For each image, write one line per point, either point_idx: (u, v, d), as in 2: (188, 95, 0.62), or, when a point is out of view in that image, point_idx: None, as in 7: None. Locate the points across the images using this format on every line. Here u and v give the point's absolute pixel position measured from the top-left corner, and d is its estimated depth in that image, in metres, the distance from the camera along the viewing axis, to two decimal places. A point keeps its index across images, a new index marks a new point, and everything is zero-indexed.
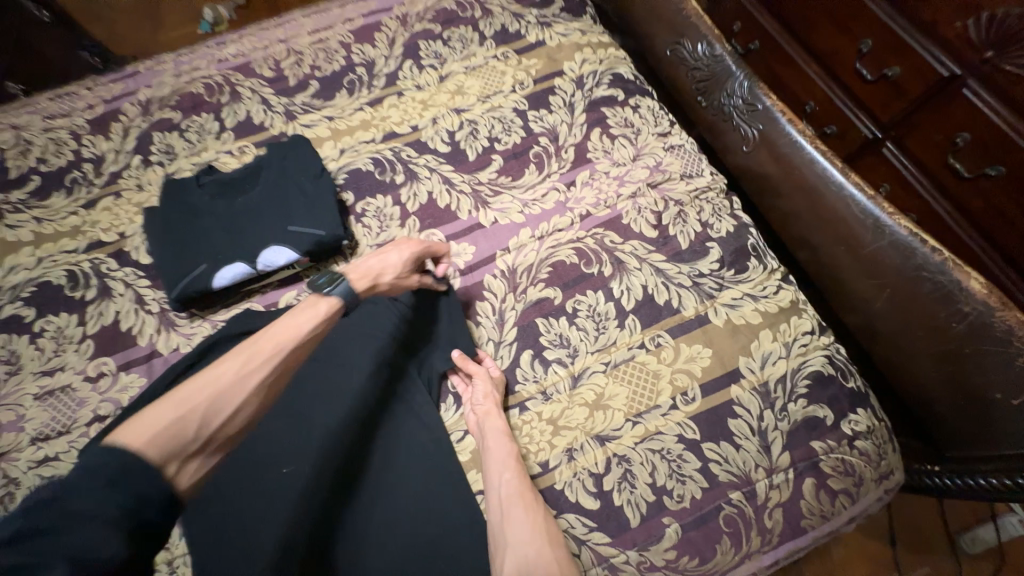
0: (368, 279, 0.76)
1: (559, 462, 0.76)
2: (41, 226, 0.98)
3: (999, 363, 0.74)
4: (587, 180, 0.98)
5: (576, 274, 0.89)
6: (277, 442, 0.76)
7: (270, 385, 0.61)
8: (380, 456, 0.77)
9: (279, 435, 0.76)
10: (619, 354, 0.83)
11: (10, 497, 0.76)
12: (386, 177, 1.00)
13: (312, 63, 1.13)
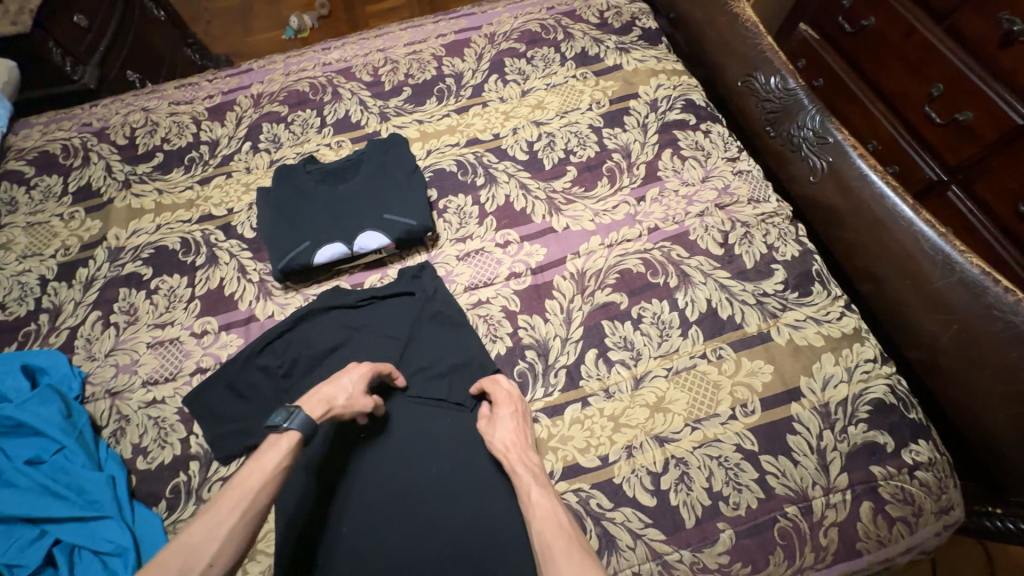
0: (323, 405, 0.73)
1: (618, 457, 0.80)
2: (161, 197, 1.10)
3: None
4: (656, 196, 1.03)
5: (643, 283, 0.94)
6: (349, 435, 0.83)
7: (250, 531, 0.59)
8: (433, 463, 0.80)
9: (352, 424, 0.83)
10: (681, 362, 0.86)
11: (121, 431, 0.85)
12: (468, 179, 1.08)
13: (407, 71, 1.23)
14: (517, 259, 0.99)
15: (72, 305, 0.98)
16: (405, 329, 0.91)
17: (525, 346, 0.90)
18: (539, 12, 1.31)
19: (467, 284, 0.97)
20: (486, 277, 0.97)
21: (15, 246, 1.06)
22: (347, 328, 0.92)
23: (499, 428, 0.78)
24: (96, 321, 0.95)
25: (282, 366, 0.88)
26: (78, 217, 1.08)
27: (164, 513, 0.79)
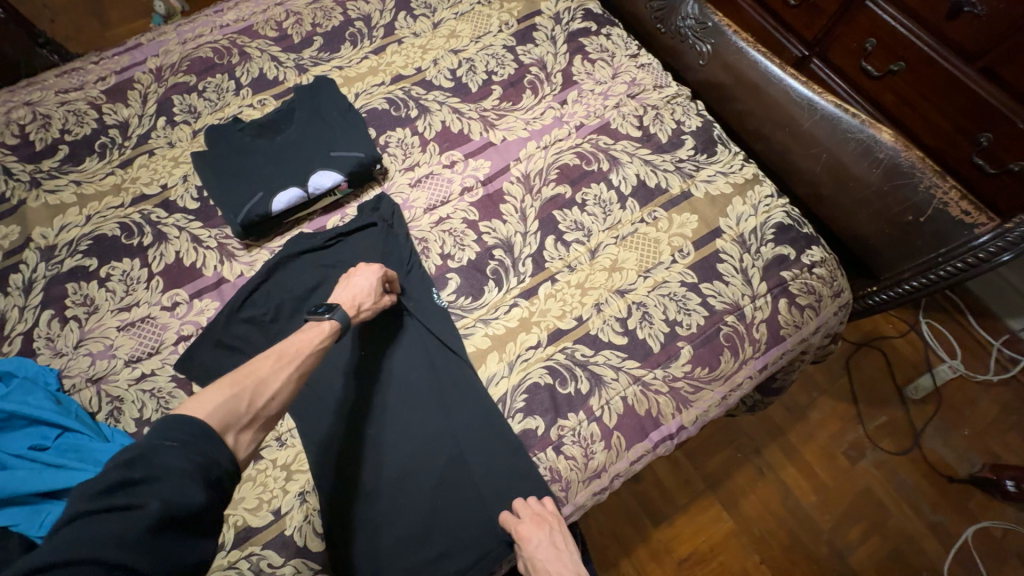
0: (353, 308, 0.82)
1: (591, 314, 0.94)
2: (81, 188, 1.05)
3: (909, 191, 0.96)
4: (576, 98, 1.14)
5: (580, 172, 1.06)
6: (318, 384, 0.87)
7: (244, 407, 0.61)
8: (399, 376, 0.88)
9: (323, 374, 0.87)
10: (625, 229, 1.01)
11: (118, 410, 0.85)
12: (401, 113, 1.12)
13: (312, 21, 1.22)
14: (466, 175, 1.06)
15: (18, 311, 0.93)
16: (376, 256, 0.97)
17: (491, 247, 1.00)
18: None
19: (425, 206, 1.04)
20: (441, 197, 1.05)
21: None
22: (321, 268, 0.96)
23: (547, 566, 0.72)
24: (52, 319, 0.92)
25: (270, 313, 0.92)
26: None
27: None
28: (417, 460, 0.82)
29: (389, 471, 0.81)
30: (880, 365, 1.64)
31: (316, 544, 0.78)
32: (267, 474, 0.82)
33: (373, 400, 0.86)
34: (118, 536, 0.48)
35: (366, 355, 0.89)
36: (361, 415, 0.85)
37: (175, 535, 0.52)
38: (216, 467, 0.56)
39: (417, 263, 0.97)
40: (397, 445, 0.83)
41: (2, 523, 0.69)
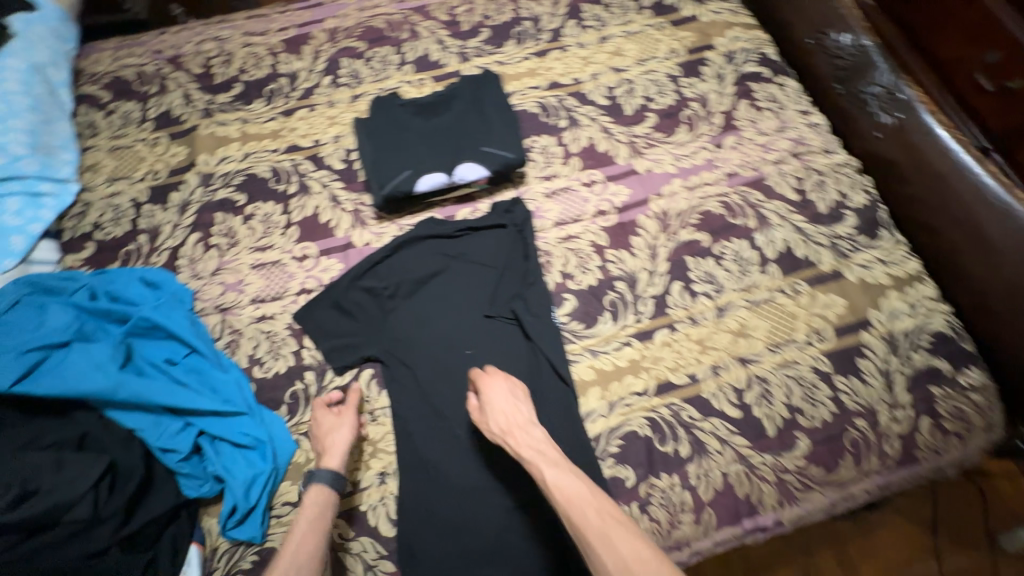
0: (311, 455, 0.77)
1: (707, 375, 0.88)
2: (245, 126, 1.12)
3: None
4: (734, 144, 1.08)
5: (723, 223, 1.00)
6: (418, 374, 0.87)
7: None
8: None
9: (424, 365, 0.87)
10: (760, 295, 0.94)
11: (236, 343, 0.90)
12: (551, 120, 1.11)
13: (484, 12, 1.24)
14: (603, 198, 1.03)
15: (171, 226, 1.01)
16: (501, 259, 0.96)
17: (614, 278, 0.96)
18: None
19: (556, 220, 1.01)
20: (574, 214, 1.02)
21: (102, 169, 1.07)
22: (444, 256, 0.97)
23: (495, 407, 0.76)
24: (197, 243, 0.99)
25: (390, 289, 0.93)
26: (162, 144, 1.10)
27: (287, 415, 0.84)
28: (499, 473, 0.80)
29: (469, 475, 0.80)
30: None
31: (387, 528, 0.78)
32: (355, 445, 0.83)
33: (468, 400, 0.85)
34: None
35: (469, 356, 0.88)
36: (453, 412, 0.84)
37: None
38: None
39: (539, 277, 0.94)
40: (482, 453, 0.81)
41: (130, 426, 0.72)
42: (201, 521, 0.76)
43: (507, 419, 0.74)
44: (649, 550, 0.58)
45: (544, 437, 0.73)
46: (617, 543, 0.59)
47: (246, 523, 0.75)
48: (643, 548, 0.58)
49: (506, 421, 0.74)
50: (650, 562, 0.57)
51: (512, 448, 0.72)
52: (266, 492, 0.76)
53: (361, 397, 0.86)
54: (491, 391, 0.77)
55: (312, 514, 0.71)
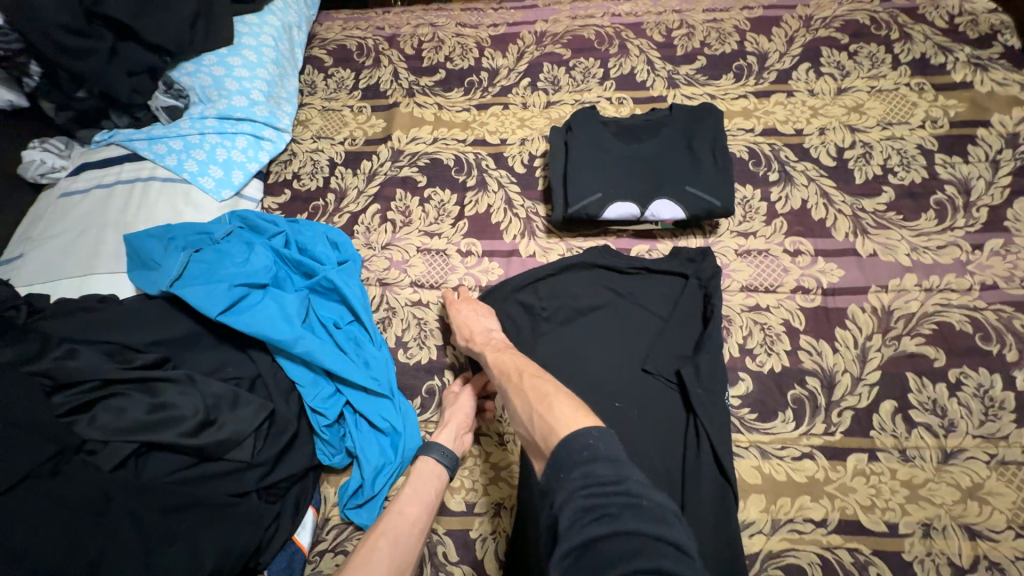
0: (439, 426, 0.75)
1: (912, 532, 0.69)
2: (440, 112, 1.14)
3: None
4: (999, 249, 0.85)
5: (967, 344, 0.79)
6: None
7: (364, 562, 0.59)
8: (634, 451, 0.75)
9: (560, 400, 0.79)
10: (1009, 452, 0.72)
11: (388, 321, 0.90)
12: (759, 171, 0.97)
13: (703, 40, 1.14)
14: (808, 273, 0.88)
15: (356, 192, 1.05)
16: (672, 311, 0.86)
17: (805, 371, 0.80)
18: (870, 3, 1.13)
19: (744, 284, 0.88)
20: (768, 283, 0.87)
21: (312, 126, 1.15)
22: (610, 291, 0.89)
23: (458, 313, 0.83)
24: (375, 214, 1.02)
25: (547, 311, 0.87)
26: (365, 113, 1.16)
27: (418, 408, 0.83)
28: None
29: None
30: None
31: (491, 567, 0.72)
32: (479, 464, 0.78)
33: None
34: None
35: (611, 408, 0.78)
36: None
37: None
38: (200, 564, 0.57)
39: (717, 344, 0.81)
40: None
41: (293, 378, 0.74)
42: (320, 485, 0.78)
43: (472, 326, 0.80)
44: (551, 394, 0.59)
45: (502, 337, 0.77)
46: (529, 394, 0.61)
47: (363, 507, 0.74)
48: (550, 391, 0.60)
49: (470, 329, 0.80)
50: (566, 403, 0.57)
51: (473, 347, 0.77)
52: (388, 483, 0.74)
53: (494, 415, 0.81)
54: (464, 307, 0.84)
55: (420, 481, 0.69)
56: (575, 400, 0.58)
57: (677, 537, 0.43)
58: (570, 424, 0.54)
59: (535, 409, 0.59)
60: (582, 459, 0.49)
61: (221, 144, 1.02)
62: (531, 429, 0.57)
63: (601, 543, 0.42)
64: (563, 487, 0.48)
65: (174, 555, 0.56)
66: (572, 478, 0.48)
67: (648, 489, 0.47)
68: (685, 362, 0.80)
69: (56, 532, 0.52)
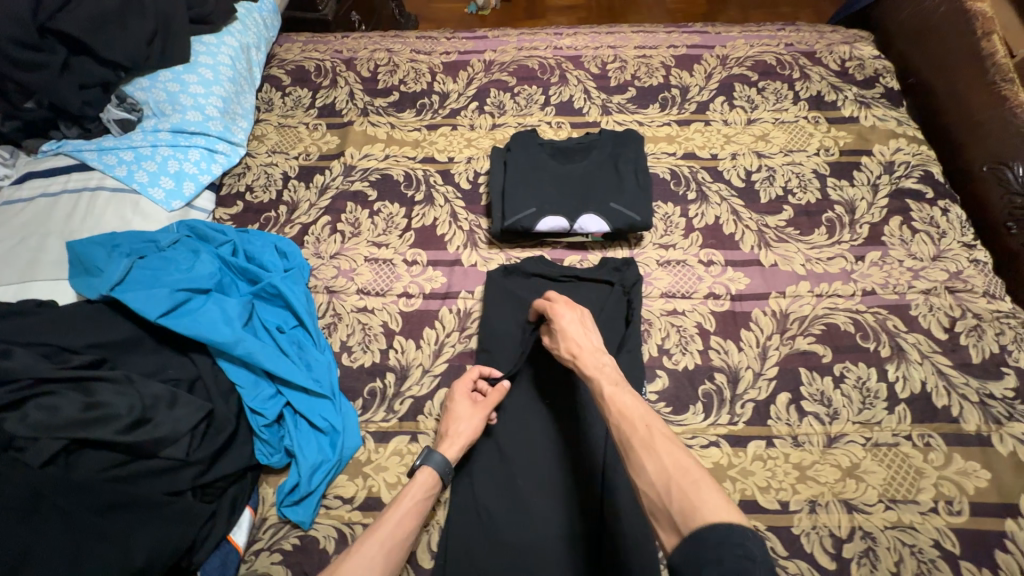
0: (452, 440, 0.77)
1: (801, 509, 0.77)
2: (393, 131, 1.21)
3: None
4: (877, 260, 0.99)
5: (849, 342, 0.91)
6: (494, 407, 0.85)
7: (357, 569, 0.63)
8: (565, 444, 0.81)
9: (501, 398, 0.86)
10: (881, 435, 0.82)
11: (334, 326, 0.94)
12: (679, 190, 1.08)
13: (634, 73, 1.27)
14: (719, 280, 0.98)
15: (308, 204, 1.10)
16: (599, 314, 0.94)
17: (714, 368, 0.90)
18: (776, 47, 1.30)
19: (664, 290, 0.97)
20: (684, 289, 0.97)
21: (267, 141, 1.20)
22: (543, 297, 0.96)
23: (569, 335, 0.76)
24: (326, 225, 1.06)
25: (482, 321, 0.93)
26: (320, 130, 1.22)
27: (360, 408, 0.86)
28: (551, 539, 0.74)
29: (521, 534, 0.75)
30: None
31: (423, 557, 0.75)
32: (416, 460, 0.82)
33: (533, 451, 0.81)
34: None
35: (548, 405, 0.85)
36: (516, 457, 0.81)
37: None
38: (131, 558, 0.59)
39: (636, 343, 0.90)
40: (539, 512, 0.76)
41: (234, 380, 0.77)
42: (259, 486, 0.79)
43: (580, 346, 0.75)
44: (696, 469, 0.53)
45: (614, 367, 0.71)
46: (661, 452, 0.56)
47: (300, 504, 0.77)
48: (684, 460, 0.55)
49: (579, 349, 0.74)
50: (706, 484, 0.52)
51: (583, 369, 0.72)
52: (326, 479, 0.78)
53: (432, 414, 0.86)
54: (568, 319, 0.78)
55: (418, 494, 0.72)
56: (702, 470, 0.54)
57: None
58: (715, 509, 0.49)
59: (667, 473, 0.54)
60: (729, 550, 0.45)
61: (173, 157, 1.05)
62: (659, 491, 0.53)
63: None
64: (705, 569, 0.45)
65: (105, 551, 0.59)
66: (715, 562, 0.45)
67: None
68: None
69: None
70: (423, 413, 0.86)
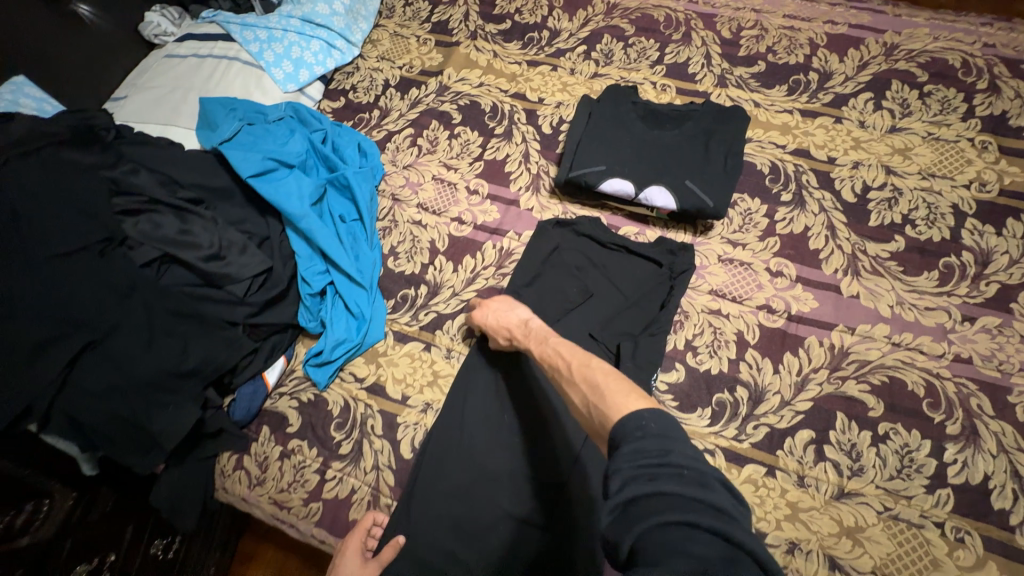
0: None
1: (777, 544, 0.73)
2: (494, 60, 1.20)
3: None
4: (991, 328, 0.82)
5: (911, 405, 0.79)
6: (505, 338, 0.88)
7: None
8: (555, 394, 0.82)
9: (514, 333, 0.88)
10: (906, 511, 0.73)
11: (388, 230, 1.02)
12: (774, 188, 0.97)
13: (772, 45, 1.11)
14: (780, 295, 0.89)
15: (398, 113, 1.16)
16: (637, 292, 0.90)
17: (738, 381, 0.84)
18: (970, 45, 1.04)
19: (714, 288, 0.90)
20: (737, 293, 0.90)
21: (379, 47, 1.26)
22: (585, 259, 0.94)
23: (501, 317, 0.81)
24: (407, 137, 1.12)
25: (517, 267, 0.94)
26: (428, 45, 1.25)
27: (390, 308, 0.95)
28: (512, 473, 0.78)
29: (489, 460, 0.79)
30: None
31: (405, 448, 0.84)
32: (423, 367, 0.90)
33: (522, 394, 0.83)
34: (154, 356, 0.72)
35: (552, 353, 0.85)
36: (507, 394, 0.84)
37: (148, 389, 0.71)
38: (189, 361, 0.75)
39: (664, 331, 0.86)
40: (511, 448, 0.80)
41: (294, 249, 0.88)
42: (294, 343, 0.92)
43: (508, 325, 0.79)
44: (604, 383, 0.60)
45: (542, 327, 0.77)
46: (582, 384, 0.62)
47: (321, 368, 0.88)
48: (600, 379, 0.61)
49: (508, 328, 0.79)
50: (620, 391, 0.58)
51: (518, 342, 0.77)
52: (345, 355, 0.88)
53: (448, 333, 0.92)
54: (494, 305, 0.83)
55: None
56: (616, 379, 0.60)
57: (720, 500, 0.45)
58: (619, 408, 0.56)
59: (589, 398, 0.60)
60: (634, 435, 0.51)
61: (297, 44, 1.15)
62: (587, 414, 0.59)
63: (643, 500, 0.45)
64: (614, 460, 0.50)
65: (169, 347, 0.74)
66: (621, 452, 0.50)
67: (693, 459, 0.48)
68: (625, 338, 0.87)
69: (96, 294, 0.70)
70: (441, 329, 0.92)
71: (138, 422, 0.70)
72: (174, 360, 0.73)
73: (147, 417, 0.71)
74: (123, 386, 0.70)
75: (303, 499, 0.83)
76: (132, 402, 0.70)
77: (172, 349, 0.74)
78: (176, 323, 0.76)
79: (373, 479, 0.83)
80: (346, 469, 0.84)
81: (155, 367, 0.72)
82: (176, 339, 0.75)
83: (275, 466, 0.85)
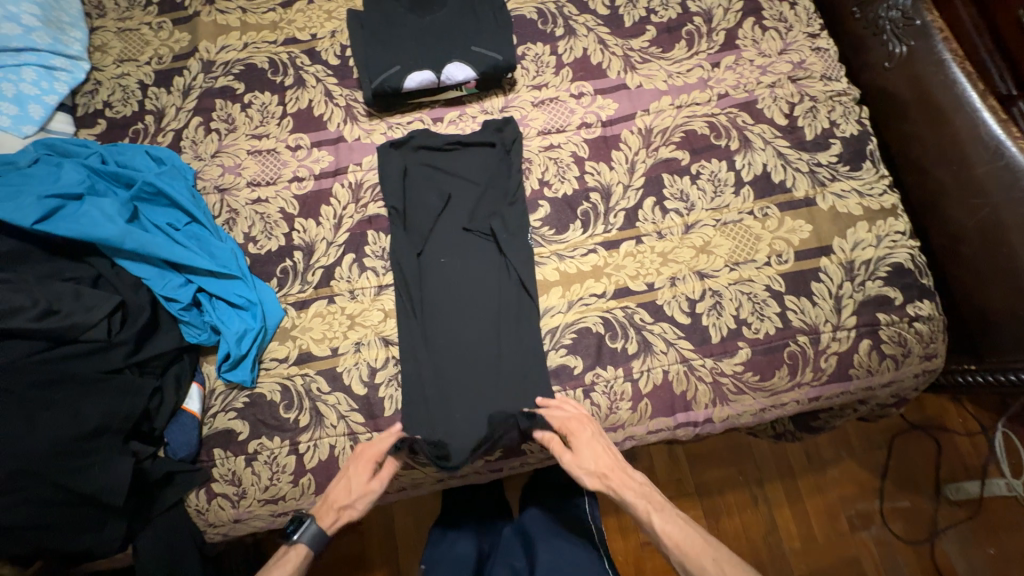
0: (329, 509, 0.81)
1: (663, 285, 0.93)
2: (245, 16, 1.12)
3: None
4: (731, 64, 1.05)
5: (705, 143, 1.00)
6: (404, 258, 0.94)
7: None
8: (464, 282, 0.94)
9: (407, 253, 0.95)
10: (729, 216, 0.96)
11: (233, 221, 0.97)
12: (547, 28, 1.08)
13: None
14: (589, 110, 1.03)
15: (174, 109, 1.06)
16: (485, 176, 0.99)
17: (590, 189, 0.99)
18: None
19: (540, 129, 1.03)
20: (558, 124, 1.03)
21: (111, 50, 1.10)
22: (431, 169, 1.01)
23: (595, 457, 0.83)
24: (198, 126, 1.04)
25: (381, 194, 0.98)
26: (166, 28, 1.12)
27: (276, 287, 0.94)
28: (475, 368, 0.90)
29: (432, 351, 0.91)
30: (921, 443, 1.32)
31: (358, 387, 0.88)
32: (335, 316, 0.92)
33: (437, 293, 0.94)
34: (46, 431, 0.70)
35: (449, 262, 0.95)
36: (426, 302, 0.93)
37: (57, 465, 0.70)
38: (84, 423, 0.72)
39: (519, 196, 0.98)
40: (449, 336, 0.92)
41: (137, 274, 0.84)
42: (201, 366, 0.89)
43: (609, 468, 0.83)
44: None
45: (642, 484, 0.84)
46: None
47: (238, 368, 0.87)
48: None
49: (610, 474, 0.83)
50: None
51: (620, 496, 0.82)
52: (255, 344, 0.88)
53: (343, 277, 0.94)
54: (588, 447, 0.83)
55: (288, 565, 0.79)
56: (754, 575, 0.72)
57: None
58: None
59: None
60: None
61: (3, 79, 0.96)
62: None
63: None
64: None
65: (56, 417, 0.71)
66: None
67: None
68: (493, 218, 0.97)
69: None
70: (335, 277, 0.94)
71: (69, 490, 0.71)
72: (70, 427, 0.71)
73: (74, 483, 0.70)
74: (28, 471, 0.68)
75: (291, 481, 0.85)
76: (48, 478, 0.69)
77: (55, 417, 0.71)
78: (50, 394, 0.72)
79: (344, 427, 0.87)
80: (315, 434, 0.86)
81: (46, 444, 0.69)
82: (52, 407, 0.71)
83: (247, 474, 0.84)
